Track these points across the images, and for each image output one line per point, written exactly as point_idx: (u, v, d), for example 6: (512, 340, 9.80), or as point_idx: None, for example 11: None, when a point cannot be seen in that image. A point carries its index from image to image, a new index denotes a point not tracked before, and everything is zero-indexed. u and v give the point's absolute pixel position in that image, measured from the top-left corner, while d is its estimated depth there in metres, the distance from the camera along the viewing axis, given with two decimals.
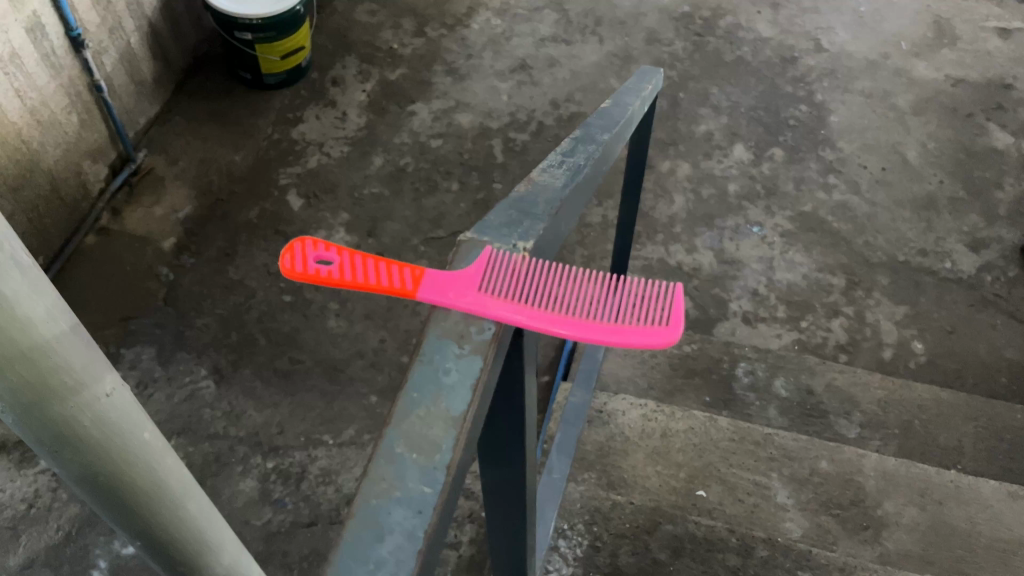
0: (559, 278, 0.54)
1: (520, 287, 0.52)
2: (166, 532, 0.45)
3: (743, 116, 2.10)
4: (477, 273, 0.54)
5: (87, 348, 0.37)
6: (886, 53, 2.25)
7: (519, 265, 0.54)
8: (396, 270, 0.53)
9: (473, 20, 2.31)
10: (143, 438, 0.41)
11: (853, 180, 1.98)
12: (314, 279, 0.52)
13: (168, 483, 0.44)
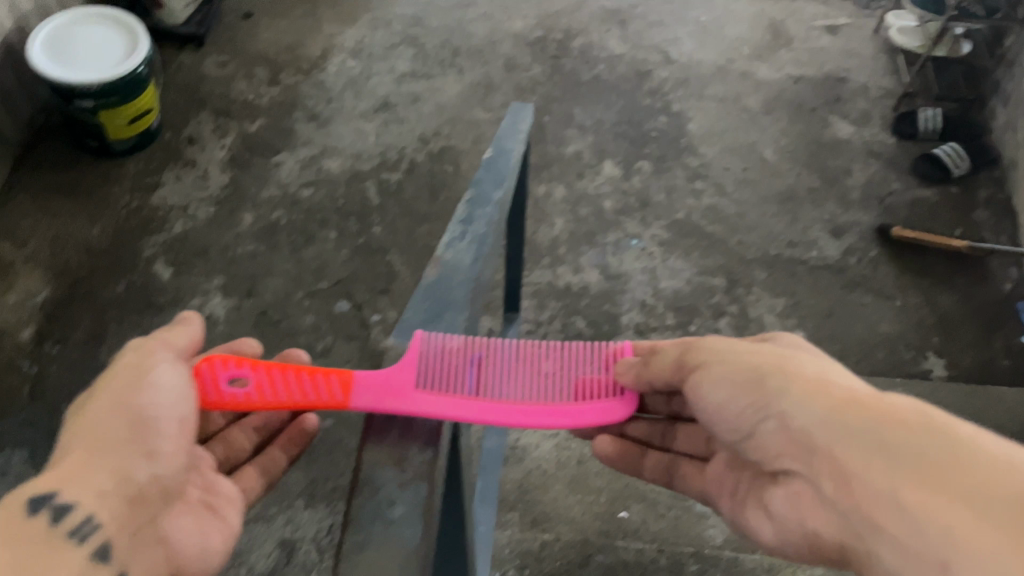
0: (487, 374, 0.72)
1: (452, 383, 0.70)
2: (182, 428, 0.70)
3: (608, 133, 2.15)
4: (413, 370, 0.70)
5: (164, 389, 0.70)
6: (732, 57, 2.34)
7: (445, 358, 0.72)
8: (331, 383, 0.70)
9: (328, 62, 2.24)
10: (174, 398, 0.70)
11: (719, 182, 2.06)
12: (236, 402, 0.71)
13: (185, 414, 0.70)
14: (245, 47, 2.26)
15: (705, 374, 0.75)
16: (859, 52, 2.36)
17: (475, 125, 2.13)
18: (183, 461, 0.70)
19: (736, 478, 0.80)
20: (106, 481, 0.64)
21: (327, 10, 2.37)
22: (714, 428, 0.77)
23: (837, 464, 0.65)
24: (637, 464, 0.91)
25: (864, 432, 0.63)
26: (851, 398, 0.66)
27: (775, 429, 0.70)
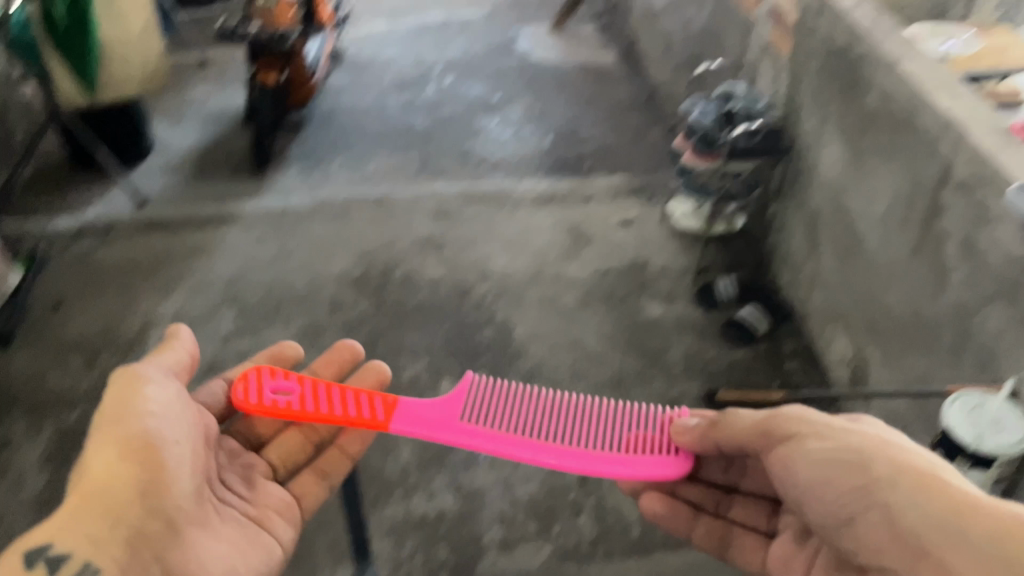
0: (530, 424, 1.33)
1: (492, 424, 1.32)
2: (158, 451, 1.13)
3: (440, 353, 2.21)
4: (461, 411, 1.35)
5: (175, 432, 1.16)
6: (542, 261, 2.51)
7: (481, 407, 1.36)
8: (360, 405, 1.34)
9: (149, 336, 2.19)
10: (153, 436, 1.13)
11: (553, 378, 2.15)
12: (268, 406, 1.31)
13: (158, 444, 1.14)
14: (59, 335, 2.20)
15: (804, 452, 1.12)
16: (652, 239, 2.58)
17: (303, 364, 2.11)
18: (173, 496, 1.12)
19: (825, 570, 1.16)
20: (105, 520, 1.05)
21: (141, 284, 2.34)
22: (813, 511, 1.13)
23: (933, 553, 0.95)
24: (689, 528, 1.38)
25: (952, 522, 0.94)
26: (956, 506, 0.95)
27: (878, 522, 1.02)
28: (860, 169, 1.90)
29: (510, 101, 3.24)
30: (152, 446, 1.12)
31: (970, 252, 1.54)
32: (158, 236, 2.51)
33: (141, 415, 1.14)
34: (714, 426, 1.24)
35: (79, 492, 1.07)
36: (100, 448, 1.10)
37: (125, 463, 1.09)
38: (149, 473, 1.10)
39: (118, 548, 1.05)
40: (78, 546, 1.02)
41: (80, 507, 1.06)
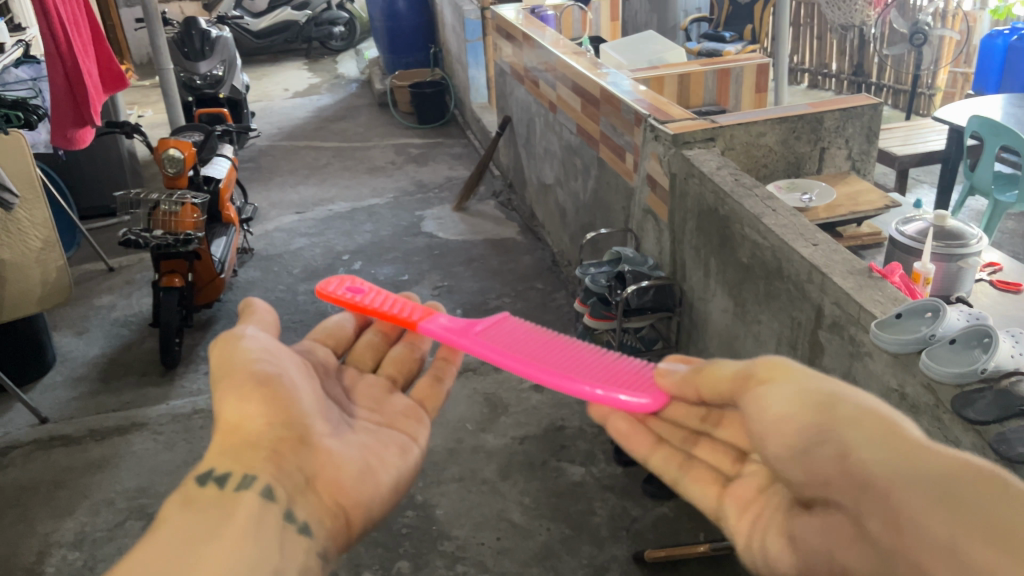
0: (554, 350, 1.09)
1: (507, 344, 1.09)
2: (270, 370, 1.00)
3: (359, 544, 2.10)
4: (481, 330, 1.12)
5: (273, 356, 1.02)
6: (460, 436, 2.47)
7: (507, 334, 1.12)
8: (414, 310, 1.17)
9: (46, 563, 2.03)
10: (255, 358, 0.99)
11: (478, 560, 2.04)
12: (335, 296, 1.18)
13: (268, 369, 0.99)
14: None
15: (769, 393, 0.82)
16: (566, 401, 2.60)
17: None
18: (297, 417, 0.98)
19: (760, 510, 0.89)
20: (247, 447, 0.94)
21: (40, 507, 2.22)
22: (763, 444, 0.82)
23: (895, 513, 0.66)
24: (645, 452, 1.04)
25: (924, 472, 0.66)
26: (946, 459, 0.65)
27: (829, 457, 0.75)
28: (745, 315, 1.98)
29: (418, 281, 3.32)
30: (268, 376, 0.99)
31: (853, 387, 1.59)
32: (58, 452, 2.42)
33: (250, 347, 1.00)
34: (697, 372, 0.91)
35: (221, 431, 0.97)
36: (219, 391, 0.98)
37: (248, 390, 0.97)
38: (270, 398, 0.97)
39: (261, 461, 0.93)
40: (235, 464, 0.92)
41: (226, 442, 0.95)
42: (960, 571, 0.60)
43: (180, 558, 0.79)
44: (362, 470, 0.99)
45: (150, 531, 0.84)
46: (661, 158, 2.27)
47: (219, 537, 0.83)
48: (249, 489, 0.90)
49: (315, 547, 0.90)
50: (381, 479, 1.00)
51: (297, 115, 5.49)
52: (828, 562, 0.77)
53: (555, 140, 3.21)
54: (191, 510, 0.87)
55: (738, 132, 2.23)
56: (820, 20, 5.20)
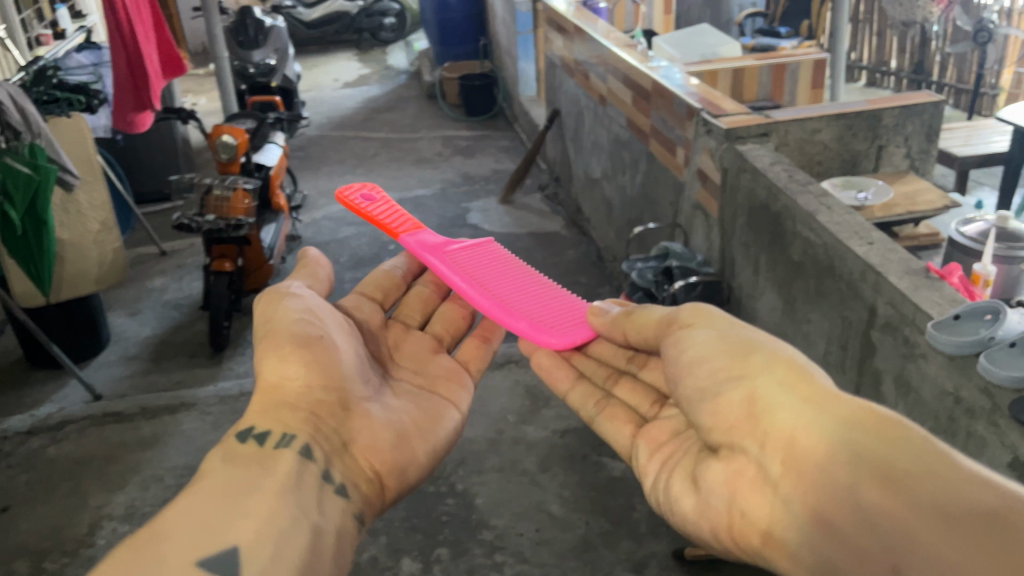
0: (508, 280, 1.34)
1: (473, 269, 1.34)
2: (313, 333, 1.12)
3: (399, 529, 2.12)
4: (458, 253, 1.37)
5: (318, 319, 1.14)
6: (500, 427, 2.47)
7: (480, 258, 1.37)
8: (411, 227, 1.39)
9: (97, 535, 2.09)
10: (300, 322, 1.12)
11: (516, 550, 2.04)
12: (347, 201, 1.41)
13: (311, 332, 1.12)
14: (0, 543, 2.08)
15: (692, 338, 1.01)
16: None
17: None
18: (340, 380, 1.11)
19: (673, 457, 1.05)
20: (287, 409, 1.08)
21: (91, 481, 2.28)
22: (683, 388, 1.01)
23: (800, 449, 0.86)
24: (565, 389, 1.24)
25: (832, 418, 0.85)
26: (852, 409, 0.85)
27: (739, 400, 0.93)
28: (795, 314, 1.95)
29: None
30: (312, 338, 1.11)
31: (906, 390, 1.55)
32: (110, 428, 2.48)
33: (296, 311, 1.14)
34: (626, 316, 1.13)
35: (265, 389, 1.11)
36: (264, 350, 1.12)
37: (292, 355, 1.10)
38: (311, 363, 1.10)
39: (302, 423, 1.07)
40: (276, 426, 1.06)
41: (268, 402, 1.09)
42: (857, 504, 0.78)
43: (221, 512, 0.92)
44: (394, 435, 1.13)
45: (197, 481, 0.98)
46: (713, 153, 2.25)
47: (259, 491, 0.96)
48: (288, 447, 1.03)
49: (349, 506, 1.03)
50: (415, 444, 1.14)
51: (346, 105, 5.53)
52: (726, 503, 0.92)
53: (604, 134, 3.19)
54: (234, 463, 1.00)
55: (792, 128, 2.20)
56: (879, 17, 5.09)
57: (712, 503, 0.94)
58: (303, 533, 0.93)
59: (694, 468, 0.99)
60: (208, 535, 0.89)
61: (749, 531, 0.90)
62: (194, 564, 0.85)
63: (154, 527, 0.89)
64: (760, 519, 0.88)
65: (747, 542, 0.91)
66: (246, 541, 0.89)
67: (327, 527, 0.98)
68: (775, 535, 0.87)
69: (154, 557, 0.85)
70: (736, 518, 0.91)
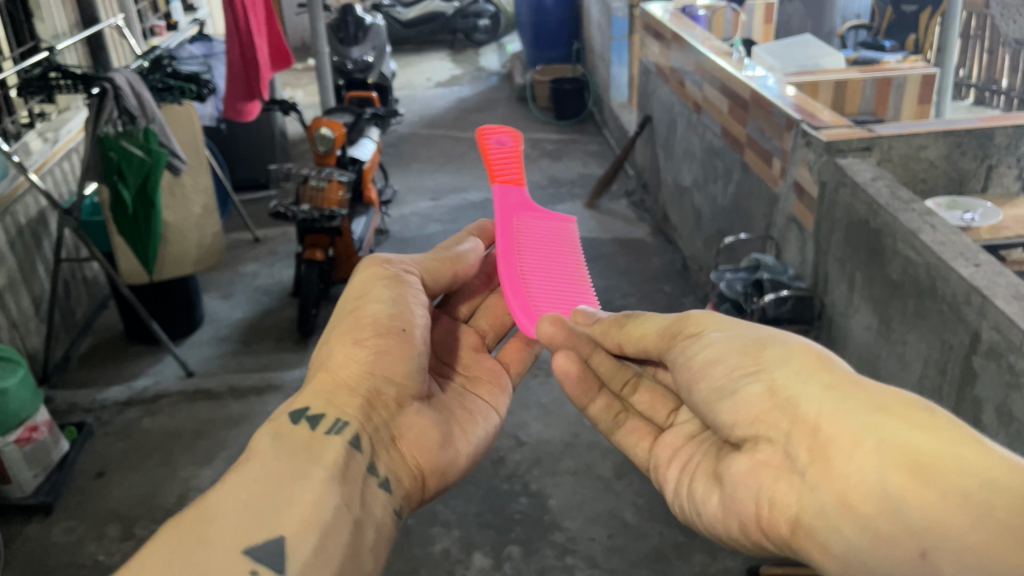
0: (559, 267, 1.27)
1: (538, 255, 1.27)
2: (404, 321, 1.08)
3: (472, 523, 2.15)
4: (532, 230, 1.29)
5: (411, 307, 1.10)
6: (577, 431, 2.47)
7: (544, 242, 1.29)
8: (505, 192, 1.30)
9: (184, 506, 2.18)
10: (393, 310, 1.08)
11: (588, 555, 2.03)
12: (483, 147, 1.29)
13: (404, 320, 1.08)
14: (95, 506, 2.19)
15: (701, 341, 0.92)
16: None
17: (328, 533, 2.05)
18: (405, 376, 1.07)
19: (696, 458, 0.96)
20: (344, 392, 1.04)
21: (181, 453, 2.37)
22: (694, 381, 0.91)
23: (822, 435, 0.75)
24: (588, 400, 1.12)
25: (858, 403, 0.74)
26: (879, 395, 0.74)
27: (759, 395, 0.82)
28: (891, 335, 1.88)
29: None
30: (394, 329, 1.07)
31: (1008, 420, 1.49)
32: (201, 405, 2.58)
33: (386, 296, 1.09)
34: (619, 328, 1.07)
35: (323, 374, 1.06)
36: (341, 334, 1.08)
37: (366, 340, 1.06)
38: (384, 353, 1.06)
39: (355, 408, 1.02)
40: (330, 406, 1.01)
41: (327, 383, 1.04)
42: (889, 504, 0.68)
43: (271, 498, 0.86)
44: (443, 439, 1.10)
45: (242, 458, 0.92)
46: (811, 165, 2.20)
47: (307, 477, 0.90)
48: (339, 435, 0.98)
49: (392, 502, 0.99)
50: (459, 449, 1.11)
51: (438, 104, 5.62)
52: (753, 497, 0.80)
53: (697, 142, 3.16)
54: (282, 441, 0.94)
55: (897, 143, 2.13)
56: (991, 34, 4.89)
57: (738, 498, 0.83)
58: (344, 529, 0.88)
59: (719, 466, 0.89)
60: (255, 519, 0.83)
61: (777, 524, 0.78)
62: (239, 552, 0.80)
63: (199, 509, 0.83)
64: (791, 513, 0.76)
65: (775, 540, 0.80)
66: (293, 532, 0.83)
67: (370, 521, 0.93)
68: (802, 528, 0.75)
69: (197, 539, 0.80)
70: (764, 512, 0.80)
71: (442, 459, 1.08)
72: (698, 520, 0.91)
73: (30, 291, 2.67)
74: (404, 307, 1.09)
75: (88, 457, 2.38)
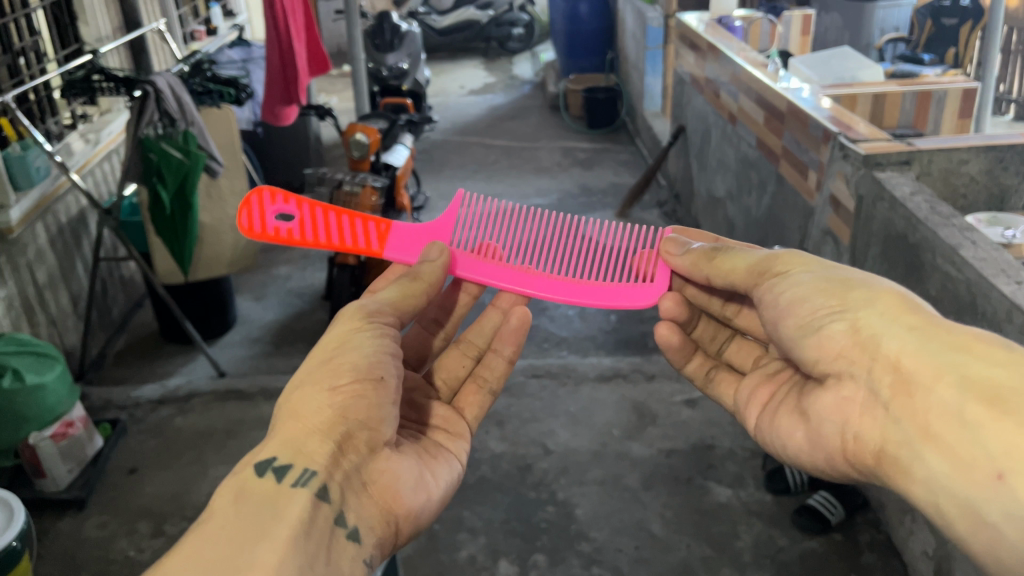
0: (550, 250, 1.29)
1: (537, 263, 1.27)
2: (380, 369, 1.00)
3: (498, 530, 2.15)
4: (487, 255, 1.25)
5: (386, 354, 1.02)
6: (604, 440, 2.45)
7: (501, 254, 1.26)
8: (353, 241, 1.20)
9: None
10: (370, 356, 1.00)
11: (614, 566, 2.02)
12: (273, 235, 1.18)
13: (381, 369, 1.00)
14: (127, 503, 2.22)
15: (789, 280, 1.03)
16: (719, 420, 2.50)
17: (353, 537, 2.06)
18: (382, 421, 0.99)
19: (779, 395, 1.11)
20: (313, 438, 0.94)
21: (212, 453, 2.40)
22: (776, 322, 1.03)
23: (904, 373, 0.88)
24: (685, 360, 1.27)
25: (938, 343, 0.87)
26: (955, 336, 0.87)
27: (843, 331, 0.95)
28: None
29: None
30: (371, 377, 0.99)
31: None
32: (232, 405, 2.61)
33: (368, 343, 1.01)
34: (709, 261, 1.14)
35: (285, 419, 0.96)
36: (308, 383, 0.99)
37: (343, 386, 0.97)
38: (362, 398, 0.97)
39: (324, 455, 0.93)
40: (298, 455, 0.92)
41: (296, 429, 0.95)
42: (968, 429, 0.81)
43: (229, 564, 0.78)
44: (416, 483, 1.01)
45: (201, 520, 0.85)
46: (848, 178, 2.17)
47: (269, 537, 0.82)
48: (305, 487, 0.89)
49: (362, 553, 0.91)
50: (431, 494, 1.03)
51: (471, 112, 5.65)
52: (840, 429, 0.96)
53: (731, 152, 3.14)
54: (245, 500, 0.87)
55: (937, 157, 2.10)
56: None
57: (825, 430, 0.98)
58: None
59: (804, 402, 1.04)
60: None
61: (862, 453, 0.94)
62: None
63: None
64: (876, 440, 0.91)
65: (859, 462, 0.95)
66: None
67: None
68: (887, 456, 0.90)
69: None
70: (849, 443, 0.95)
71: (414, 508, 0.99)
72: (780, 449, 1.08)
73: (68, 289, 2.71)
74: (381, 355, 1.02)
75: (121, 453, 2.41)
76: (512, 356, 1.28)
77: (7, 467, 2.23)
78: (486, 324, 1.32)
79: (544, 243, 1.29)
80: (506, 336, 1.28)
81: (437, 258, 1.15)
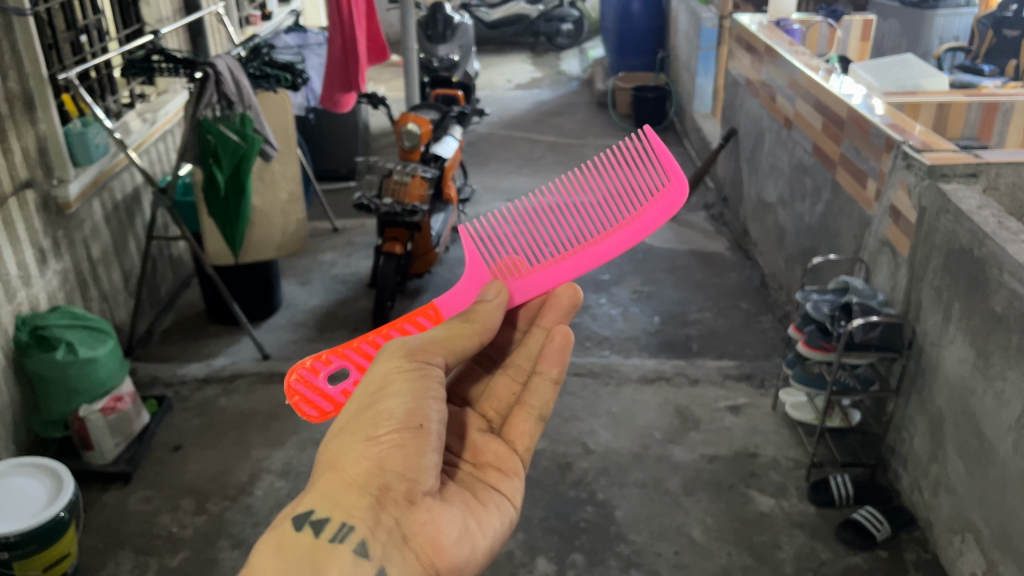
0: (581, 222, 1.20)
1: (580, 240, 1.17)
2: (423, 418, 0.91)
3: (537, 528, 2.14)
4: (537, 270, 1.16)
5: (430, 399, 0.92)
6: (646, 443, 2.43)
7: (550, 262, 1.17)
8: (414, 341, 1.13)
9: (255, 486, 2.22)
10: (410, 403, 0.91)
11: (653, 569, 2.01)
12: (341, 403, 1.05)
13: (423, 416, 0.91)
14: (171, 480, 2.25)
15: None
16: (763, 428, 2.47)
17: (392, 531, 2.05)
18: (425, 473, 0.90)
19: None
20: (351, 491, 0.88)
21: (254, 434, 2.42)
22: None
23: None
24: None
25: None
26: None
27: None
28: (989, 369, 1.78)
29: (618, 282, 3.38)
30: (411, 426, 0.90)
31: None
32: (275, 388, 2.63)
33: (407, 387, 0.92)
34: None
35: (325, 469, 0.91)
36: (347, 430, 0.92)
37: (381, 437, 0.90)
38: (400, 450, 0.89)
39: (363, 510, 0.86)
40: (336, 509, 0.86)
41: (335, 482, 0.89)
42: None
43: None
44: (460, 534, 0.91)
45: None
46: (911, 189, 2.13)
47: None
48: (344, 543, 0.84)
49: None
50: (477, 544, 0.93)
51: (517, 106, 5.64)
52: None
53: (785, 157, 3.09)
54: (282, 560, 0.83)
55: (1006, 171, 2.05)
56: None
57: None
58: None
59: None
60: None
61: None
62: None
63: None
64: None
65: None
66: None
67: None
68: None
69: None
70: None
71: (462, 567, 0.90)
72: None
73: (121, 266, 2.75)
74: (427, 402, 0.92)
75: (166, 429, 2.44)
76: (559, 377, 1.11)
77: (56, 439, 2.27)
78: (531, 345, 1.15)
79: (571, 222, 1.21)
80: (549, 356, 1.11)
81: (494, 298, 1.05)
